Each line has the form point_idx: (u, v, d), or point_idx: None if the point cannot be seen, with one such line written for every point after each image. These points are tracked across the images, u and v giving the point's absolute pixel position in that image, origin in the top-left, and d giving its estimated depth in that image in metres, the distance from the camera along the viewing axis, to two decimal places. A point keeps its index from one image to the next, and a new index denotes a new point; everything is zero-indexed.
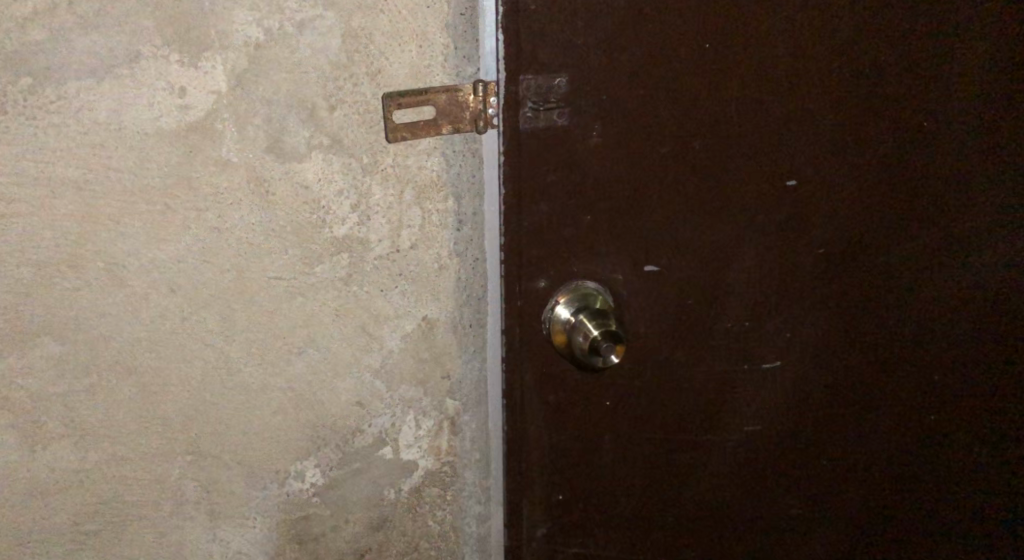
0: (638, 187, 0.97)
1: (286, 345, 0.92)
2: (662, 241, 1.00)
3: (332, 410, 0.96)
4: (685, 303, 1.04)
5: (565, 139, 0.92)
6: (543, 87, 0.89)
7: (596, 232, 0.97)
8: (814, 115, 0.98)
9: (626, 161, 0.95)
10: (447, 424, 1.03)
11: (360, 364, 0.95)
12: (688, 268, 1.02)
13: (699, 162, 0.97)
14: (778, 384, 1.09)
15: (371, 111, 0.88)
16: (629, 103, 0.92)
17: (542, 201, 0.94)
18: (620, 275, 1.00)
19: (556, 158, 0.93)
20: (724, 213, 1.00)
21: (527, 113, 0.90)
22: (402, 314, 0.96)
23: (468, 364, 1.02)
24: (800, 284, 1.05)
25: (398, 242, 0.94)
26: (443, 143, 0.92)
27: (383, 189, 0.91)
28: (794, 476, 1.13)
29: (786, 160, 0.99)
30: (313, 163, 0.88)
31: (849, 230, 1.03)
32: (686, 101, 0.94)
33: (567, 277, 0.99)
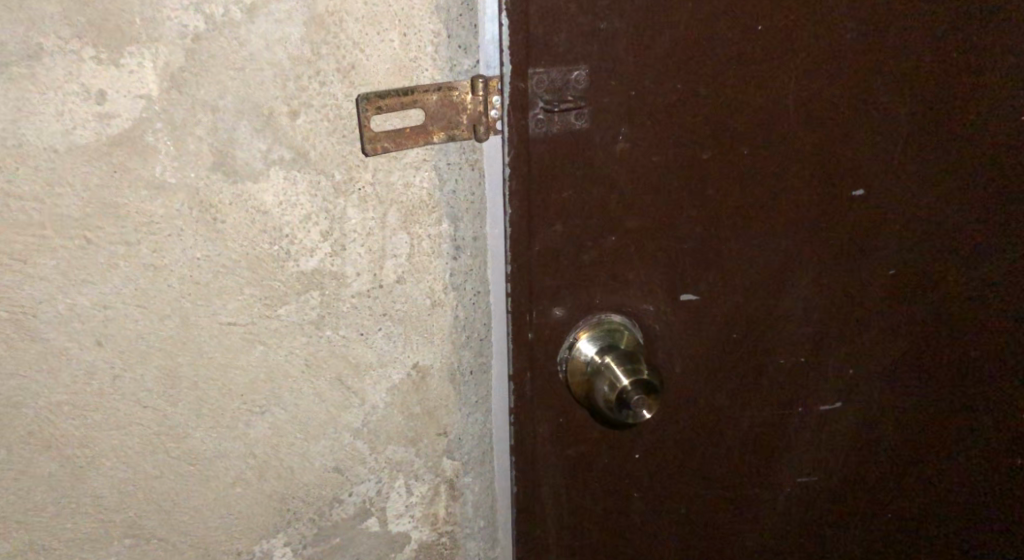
0: (673, 202, 0.80)
1: (246, 403, 0.76)
2: (701, 266, 0.83)
3: (303, 479, 0.80)
4: (726, 336, 0.87)
5: (586, 146, 0.75)
6: (557, 83, 0.72)
7: (622, 256, 0.81)
8: (887, 112, 0.80)
9: (659, 172, 0.78)
10: (444, 489, 0.87)
11: (336, 424, 0.79)
12: (733, 296, 0.85)
13: (748, 172, 0.80)
14: (827, 424, 0.94)
15: (344, 118, 0.71)
16: (664, 101, 0.75)
17: (558, 221, 0.77)
18: (650, 306, 0.84)
19: (574, 169, 0.76)
20: (776, 233, 0.83)
21: (538, 115, 0.73)
22: (389, 362, 0.79)
23: (470, 417, 0.85)
24: (862, 311, 0.89)
25: (381, 276, 0.76)
26: (434, 153, 0.75)
27: (362, 212, 0.74)
28: (850, 528, 0.99)
29: (852, 166, 0.82)
30: (273, 182, 0.71)
31: (925, 251, 0.87)
32: (735, 98, 0.76)
33: (587, 312, 0.82)
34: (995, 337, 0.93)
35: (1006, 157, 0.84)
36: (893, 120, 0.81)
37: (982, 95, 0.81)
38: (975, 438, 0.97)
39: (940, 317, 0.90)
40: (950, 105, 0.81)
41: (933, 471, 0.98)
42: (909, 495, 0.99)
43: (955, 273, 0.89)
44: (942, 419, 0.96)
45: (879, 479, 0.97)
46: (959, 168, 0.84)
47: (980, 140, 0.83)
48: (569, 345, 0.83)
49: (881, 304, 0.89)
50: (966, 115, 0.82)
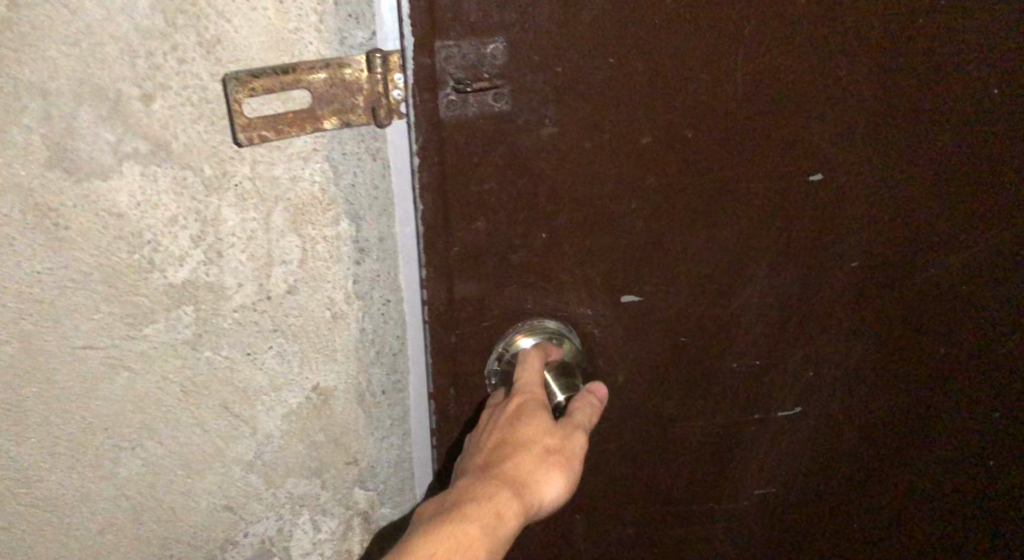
0: (611, 192, 0.69)
1: (112, 440, 0.65)
2: (644, 265, 0.73)
3: (188, 519, 0.70)
4: (675, 340, 0.78)
5: (507, 132, 0.64)
6: (469, 59, 0.61)
7: (554, 256, 0.71)
8: (861, 88, 0.69)
9: (594, 160, 0.68)
10: (358, 522, 0.77)
11: (223, 458, 0.69)
12: (681, 297, 0.76)
13: (697, 158, 0.70)
14: (787, 430, 0.86)
15: (211, 100, 0.59)
16: (597, 77, 0.64)
17: (478, 217, 0.67)
18: (588, 310, 0.74)
19: (494, 157, 0.65)
20: (728, 224, 0.73)
21: (448, 96, 0.62)
22: (283, 386, 0.68)
23: (385, 441, 0.75)
24: (825, 311, 0.80)
25: (268, 286, 0.65)
26: (327, 141, 0.62)
27: (240, 213, 0.62)
28: (800, 536, 0.93)
29: (816, 149, 0.71)
30: (128, 181, 0.59)
31: (900, 248, 0.77)
32: (681, 74, 0.66)
33: (516, 318, 0.72)
34: (975, 341, 0.84)
35: (1002, 147, 0.74)
36: (869, 101, 0.70)
37: (979, 76, 0.70)
38: (945, 447, 0.90)
39: (916, 313, 0.81)
40: (942, 86, 0.70)
41: (896, 480, 0.91)
42: (869, 503, 0.92)
43: (934, 274, 0.79)
44: (910, 427, 0.88)
45: (841, 482, 0.90)
46: (946, 158, 0.73)
47: (973, 127, 0.72)
48: (499, 354, 0.73)
49: (847, 305, 0.79)
50: (959, 98, 0.71)
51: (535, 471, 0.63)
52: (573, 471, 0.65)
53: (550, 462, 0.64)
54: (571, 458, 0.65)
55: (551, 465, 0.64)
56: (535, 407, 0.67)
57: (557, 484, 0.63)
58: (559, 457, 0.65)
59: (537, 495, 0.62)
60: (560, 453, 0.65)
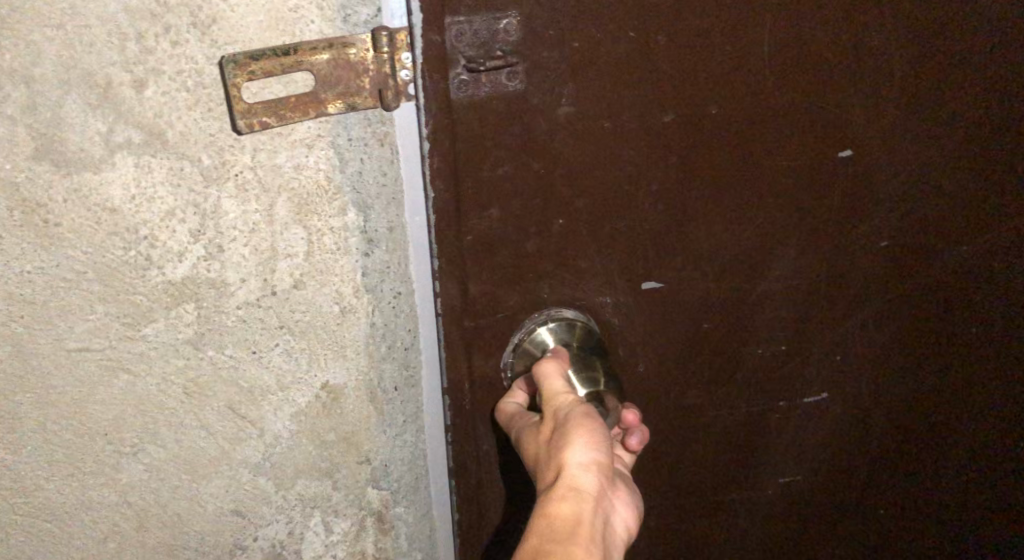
0: (631, 175, 0.66)
1: (113, 444, 0.62)
2: (666, 250, 0.70)
3: (195, 525, 0.67)
4: (699, 327, 0.74)
5: (522, 112, 0.61)
6: (482, 35, 0.58)
7: (571, 242, 0.67)
8: (892, 58, 0.65)
9: (614, 141, 0.64)
10: (372, 524, 0.73)
11: (230, 460, 0.66)
12: (705, 284, 0.72)
13: (721, 137, 0.66)
14: (815, 419, 0.82)
15: (207, 85, 0.55)
16: (616, 53, 0.61)
17: (493, 203, 0.64)
18: (608, 299, 0.70)
19: (509, 140, 0.61)
20: (754, 205, 0.70)
21: (460, 76, 0.58)
22: (291, 385, 0.65)
23: (399, 440, 0.71)
24: (855, 296, 0.76)
25: (272, 281, 0.62)
26: (331, 126, 0.59)
27: (241, 204, 0.59)
28: (831, 530, 0.90)
29: (847, 123, 0.67)
30: (120, 172, 0.55)
31: (934, 228, 0.74)
32: (705, 48, 0.62)
33: (533, 308, 0.69)
34: (1014, 324, 0.80)
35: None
36: (901, 73, 0.66)
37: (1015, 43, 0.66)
38: (983, 435, 0.86)
39: (951, 294, 0.77)
40: (976, 54, 0.66)
41: (931, 470, 0.87)
42: (904, 494, 0.88)
43: (968, 254, 0.75)
44: (946, 414, 0.84)
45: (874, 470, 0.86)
46: (980, 132, 0.70)
47: (1010, 97, 0.69)
48: (514, 348, 0.70)
49: (877, 288, 0.76)
50: (995, 67, 0.67)
51: (551, 460, 0.57)
52: (574, 421, 0.58)
53: (554, 443, 0.58)
54: (569, 416, 0.59)
55: (559, 438, 0.58)
56: (525, 434, 0.62)
57: (577, 438, 0.57)
58: (558, 431, 0.59)
59: (568, 468, 0.56)
60: (560, 427, 0.59)
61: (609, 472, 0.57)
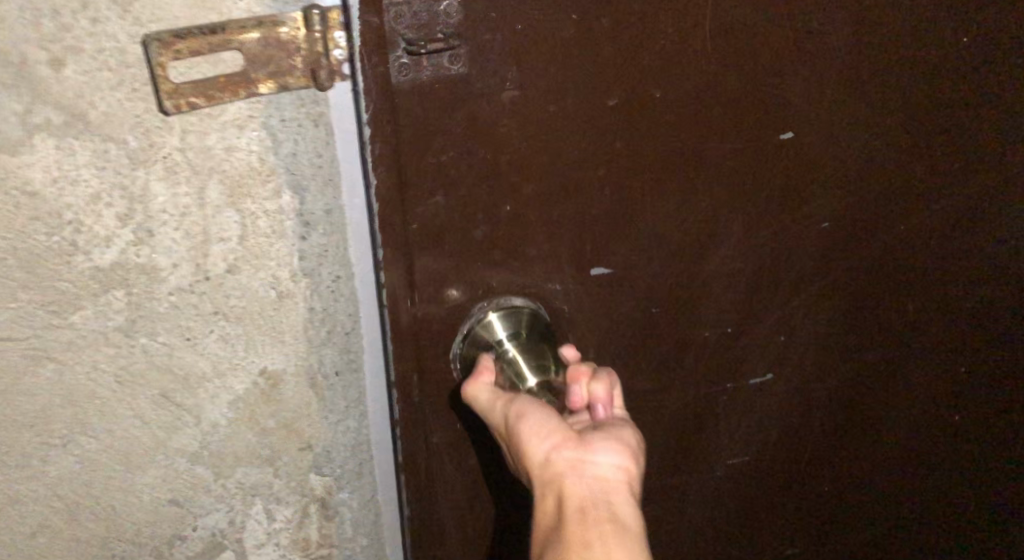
0: (577, 160, 0.65)
1: (41, 436, 0.60)
2: (613, 234, 0.70)
3: (131, 516, 0.65)
4: (647, 311, 0.75)
5: (465, 96, 0.59)
6: (423, 17, 0.56)
7: (519, 229, 0.66)
8: (831, 36, 0.66)
9: (560, 126, 0.63)
10: (315, 510, 0.73)
11: (166, 449, 0.64)
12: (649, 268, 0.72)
13: (666, 119, 0.66)
14: (761, 396, 0.83)
15: (130, 64, 0.53)
16: (562, 35, 0.59)
17: (437, 192, 0.62)
18: (555, 283, 0.70)
19: (454, 127, 0.60)
20: (698, 186, 0.70)
21: (400, 60, 0.56)
22: (228, 372, 0.64)
23: (339, 426, 0.71)
24: (798, 276, 0.77)
25: (205, 265, 0.60)
26: (263, 108, 0.57)
27: (170, 187, 0.57)
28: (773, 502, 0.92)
29: (788, 104, 0.68)
30: (40, 154, 0.53)
31: (872, 207, 0.75)
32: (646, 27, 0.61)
33: (478, 293, 0.68)
34: (948, 296, 0.82)
35: (971, 96, 0.71)
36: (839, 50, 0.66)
37: (947, 22, 0.67)
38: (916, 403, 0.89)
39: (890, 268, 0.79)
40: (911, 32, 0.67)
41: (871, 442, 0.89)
42: (842, 463, 0.91)
43: (906, 230, 0.77)
44: (884, 386, 0.87)
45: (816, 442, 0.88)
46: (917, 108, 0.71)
47: (943, 77, 0.70)
48: (464, 337, 0.69)
49: (820, 270, 0.77)
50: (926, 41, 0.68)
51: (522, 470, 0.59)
52: (512, 426, 0.60)
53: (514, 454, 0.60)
54: (509, 423, 0.61)
55: (515, 447, 0.60)
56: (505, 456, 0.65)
57: (524, 438, 0.59)
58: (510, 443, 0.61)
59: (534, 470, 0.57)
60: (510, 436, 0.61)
61: (567, 435, 0.58)
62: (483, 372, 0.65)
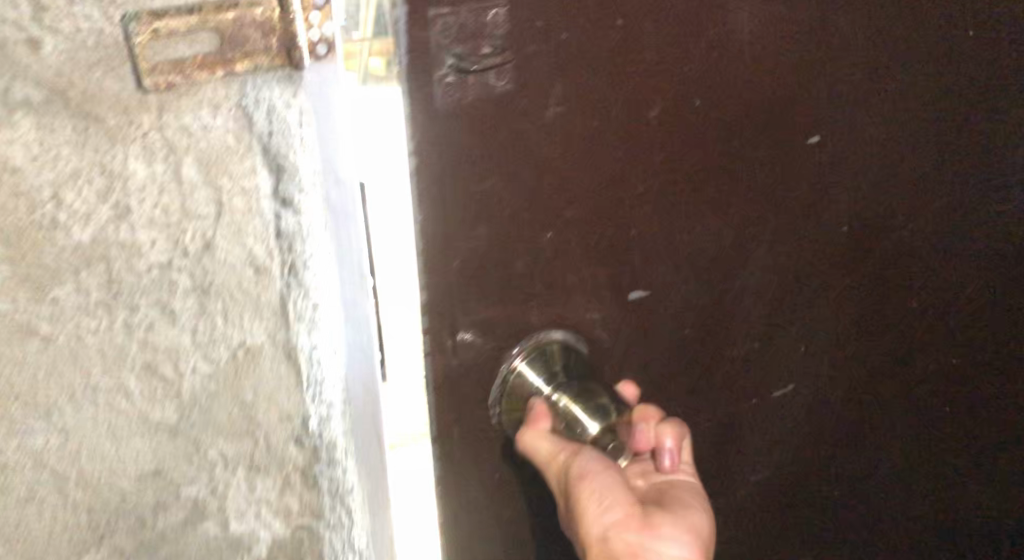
0: (586, 146, 0.81)
1: (27, 408, 0.62)
2: (609, 212, 0.86)
3: (114, 487, 0.67)
4: (639, 278, 0.90)
5: (509, 108, 0.77)
6: (467, 31, 0.73)
7: (537, 203, 0.82)
8: (771, 37, 0.84)
9: (575, 119, 0.80)
10: (296, 481, 0.74)
11: (148, 420, 0.66)
12: (642, 244, 0.89)
13: (661, 118, 0.83)
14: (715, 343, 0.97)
15: (109, 43, 0.55)
16: (582, 48, 0.77)
17: (473, 170, 0.77)
18: (567, 256, 0.86)
19: (495, 125, 0.77)
20: (676, 170, 0.87)
21: (449, 72, 0.73)
22: (208, 344, 0.66)
23: (318, 399, 0.72)
24: (752, 239, 0.93)
25: (183, 241, 0.62)
26: (239, 87, 0.59)
27: (148, 163, 0.59)
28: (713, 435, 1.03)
29: (749, 103, 0.86)
30: (20, 132, 0.55)
31: (807, 182, 0.93)
32: (644, 51, 0.80)
33: (478, 252, 0.81)
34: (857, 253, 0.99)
35: (857, 76, 0.89)
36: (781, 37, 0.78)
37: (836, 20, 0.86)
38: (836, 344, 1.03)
39: (812, 230, 0.96)
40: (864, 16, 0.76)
41: (802, 385, 1.04)
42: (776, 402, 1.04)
43: (829, 201, 0.95)
44: (820, 335, 1.02)
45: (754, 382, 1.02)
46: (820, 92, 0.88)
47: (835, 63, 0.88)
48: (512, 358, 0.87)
49: (761, 234, 0.93)
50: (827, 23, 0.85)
51: (590, 536, 0.80)
52: (579, 499, 0.80)
53: (579, 511, 0.80)
54: (575, 485, 0.81)
55: (576, 506, 0.81)
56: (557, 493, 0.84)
57: (586, 506, 0.80)
58: (575, 505, 0.81)
59: (591, 534, 0.80)
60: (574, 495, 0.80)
61: (630, 519, 0.80)
62: (537, 422, 0.85)
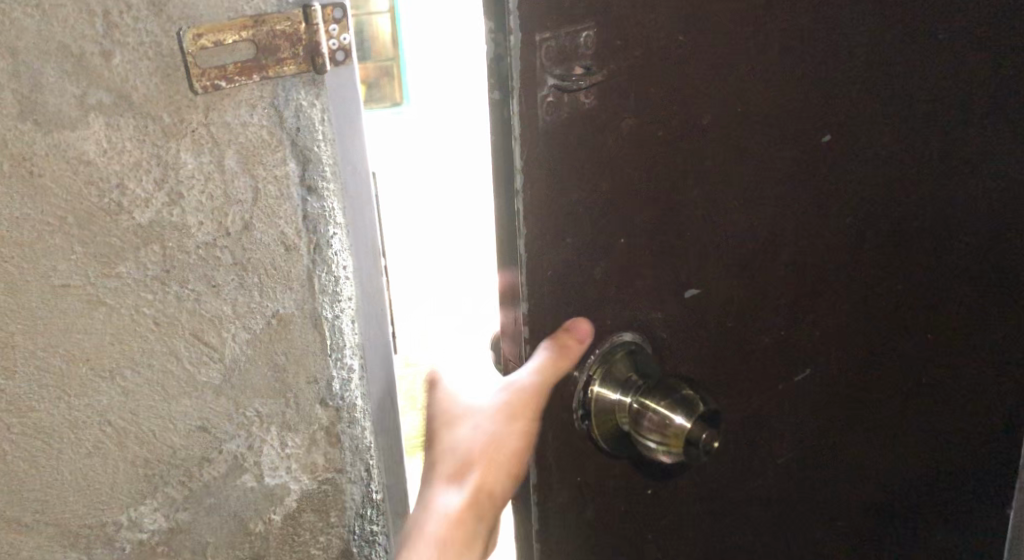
0: (676, 186, 0.75)
1: (95, 370, 0.72)
2: (704, 258, 0.80)
3: (167, 442, 0.76)
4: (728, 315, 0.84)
5: (601, 131, 0.68)
6: (564, 54, 0.64)
7: (635, 254, 0.75)
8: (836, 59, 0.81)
9: (664, 152, 0.72)
10: (321, 437, 0.84)
11: (196, 382, 0.76)
12: (743, 265, 0.83)
13: (748, 148, 0.78)
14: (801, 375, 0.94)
15: (166, 55, 0.65)
16: (672, 81, 0.70)
17: (564, 209, 0.68)
18: (655, 301, 0.78)
19: (588, 163, 0.68)
20: (762, 201, 0.82)
21: (547, 94, 0.64)
22: (246, 313, 0.76)
23: (340, 363, 0.82)
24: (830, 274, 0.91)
25: (226, 222, 0.72)
26: (272, 89, 0.70)
27: (197, 156, 0.69)
28: (771, 460, 0.95)
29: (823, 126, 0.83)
30: (93, 131, 0.65)
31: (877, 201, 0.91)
32: (742, 71, 0.74)
33: (569, 303, 0.72)
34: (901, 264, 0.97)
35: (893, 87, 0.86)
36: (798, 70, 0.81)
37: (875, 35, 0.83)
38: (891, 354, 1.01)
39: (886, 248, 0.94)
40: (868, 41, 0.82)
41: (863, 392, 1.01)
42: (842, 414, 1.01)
43: (892, 223, 0.93)
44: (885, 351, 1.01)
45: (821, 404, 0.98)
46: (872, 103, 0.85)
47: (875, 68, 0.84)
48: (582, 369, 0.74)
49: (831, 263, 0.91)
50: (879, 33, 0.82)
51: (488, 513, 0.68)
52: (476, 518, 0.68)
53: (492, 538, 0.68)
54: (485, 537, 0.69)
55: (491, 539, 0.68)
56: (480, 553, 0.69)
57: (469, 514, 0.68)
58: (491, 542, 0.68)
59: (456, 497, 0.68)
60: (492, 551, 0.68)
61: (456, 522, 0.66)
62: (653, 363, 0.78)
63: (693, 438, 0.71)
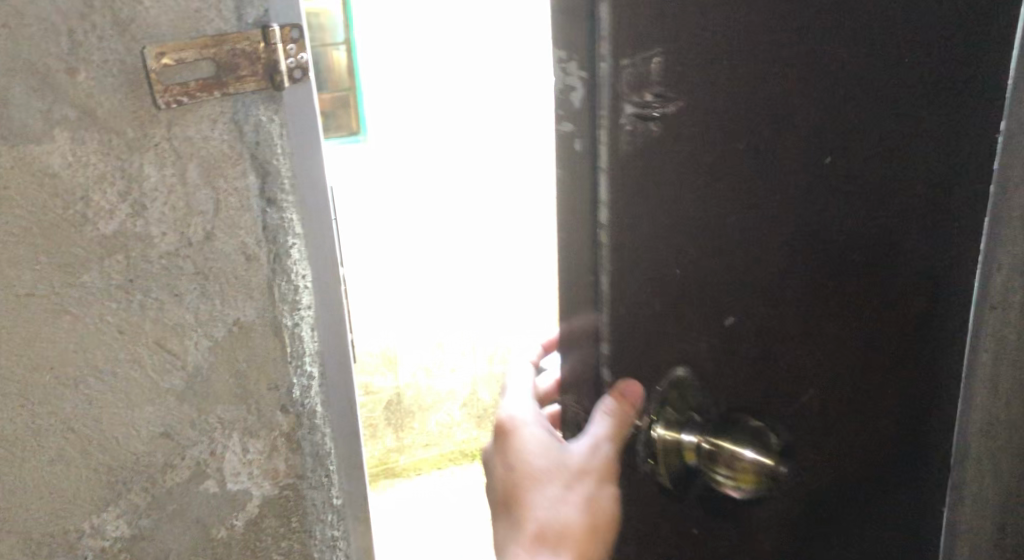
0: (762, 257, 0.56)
1: (58, 378, 0.74)
2: (785, 350, 0.60)
3: (130, 448, 0.78)
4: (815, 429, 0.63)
5: (678, 176, 0.51)
6: (639, 77, 0.47)
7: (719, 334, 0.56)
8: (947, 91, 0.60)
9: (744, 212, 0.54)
10: (282, 444, 0.86)
11: (159, 389, 0.78)
12: (857, 326, 0.63)
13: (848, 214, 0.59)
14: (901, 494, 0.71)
15: (130, 72, 0.68)
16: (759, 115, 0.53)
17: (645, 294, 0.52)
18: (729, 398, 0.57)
19: (662, 228, 0.51)
20: (854, 276, 0.61)
21: (626, 124, 0.48)
22: (208, 321, 0.78)
23: (299, 370, 0.85)
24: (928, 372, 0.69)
25: (188, 233, 0.75)
26: (233, 106, 0.74)
27: (160, 169, 0.72)
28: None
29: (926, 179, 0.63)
30: (58, 145, 0.68)
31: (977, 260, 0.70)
32: (832, 92, 0.55)
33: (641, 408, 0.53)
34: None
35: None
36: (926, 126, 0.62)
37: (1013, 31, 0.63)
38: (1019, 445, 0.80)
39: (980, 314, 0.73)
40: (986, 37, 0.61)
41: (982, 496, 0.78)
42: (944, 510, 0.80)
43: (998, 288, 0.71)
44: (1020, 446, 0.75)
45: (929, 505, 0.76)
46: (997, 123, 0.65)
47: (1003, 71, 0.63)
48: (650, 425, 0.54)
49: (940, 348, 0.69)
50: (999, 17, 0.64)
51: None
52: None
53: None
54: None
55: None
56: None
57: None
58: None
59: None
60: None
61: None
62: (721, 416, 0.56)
63: (774, 472, 0.52)
